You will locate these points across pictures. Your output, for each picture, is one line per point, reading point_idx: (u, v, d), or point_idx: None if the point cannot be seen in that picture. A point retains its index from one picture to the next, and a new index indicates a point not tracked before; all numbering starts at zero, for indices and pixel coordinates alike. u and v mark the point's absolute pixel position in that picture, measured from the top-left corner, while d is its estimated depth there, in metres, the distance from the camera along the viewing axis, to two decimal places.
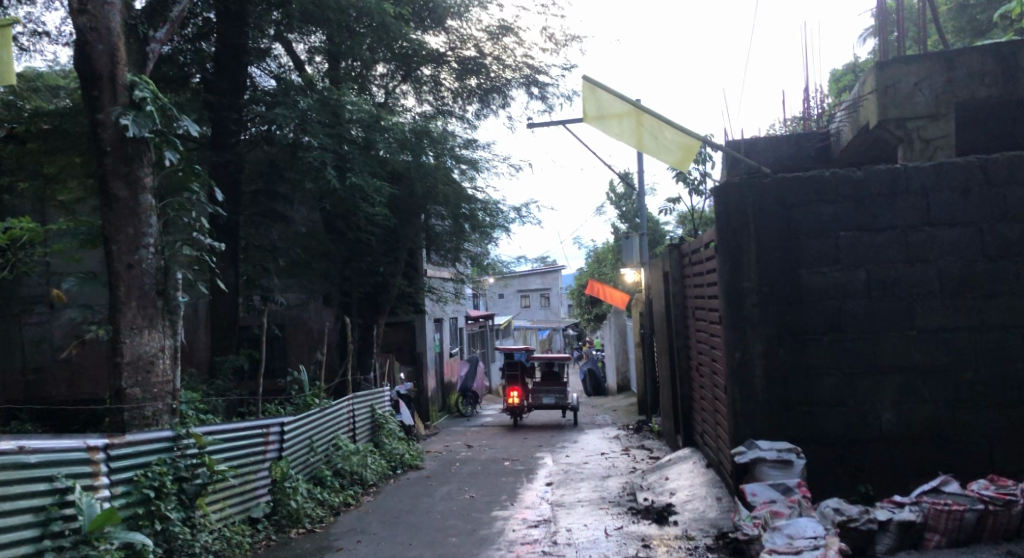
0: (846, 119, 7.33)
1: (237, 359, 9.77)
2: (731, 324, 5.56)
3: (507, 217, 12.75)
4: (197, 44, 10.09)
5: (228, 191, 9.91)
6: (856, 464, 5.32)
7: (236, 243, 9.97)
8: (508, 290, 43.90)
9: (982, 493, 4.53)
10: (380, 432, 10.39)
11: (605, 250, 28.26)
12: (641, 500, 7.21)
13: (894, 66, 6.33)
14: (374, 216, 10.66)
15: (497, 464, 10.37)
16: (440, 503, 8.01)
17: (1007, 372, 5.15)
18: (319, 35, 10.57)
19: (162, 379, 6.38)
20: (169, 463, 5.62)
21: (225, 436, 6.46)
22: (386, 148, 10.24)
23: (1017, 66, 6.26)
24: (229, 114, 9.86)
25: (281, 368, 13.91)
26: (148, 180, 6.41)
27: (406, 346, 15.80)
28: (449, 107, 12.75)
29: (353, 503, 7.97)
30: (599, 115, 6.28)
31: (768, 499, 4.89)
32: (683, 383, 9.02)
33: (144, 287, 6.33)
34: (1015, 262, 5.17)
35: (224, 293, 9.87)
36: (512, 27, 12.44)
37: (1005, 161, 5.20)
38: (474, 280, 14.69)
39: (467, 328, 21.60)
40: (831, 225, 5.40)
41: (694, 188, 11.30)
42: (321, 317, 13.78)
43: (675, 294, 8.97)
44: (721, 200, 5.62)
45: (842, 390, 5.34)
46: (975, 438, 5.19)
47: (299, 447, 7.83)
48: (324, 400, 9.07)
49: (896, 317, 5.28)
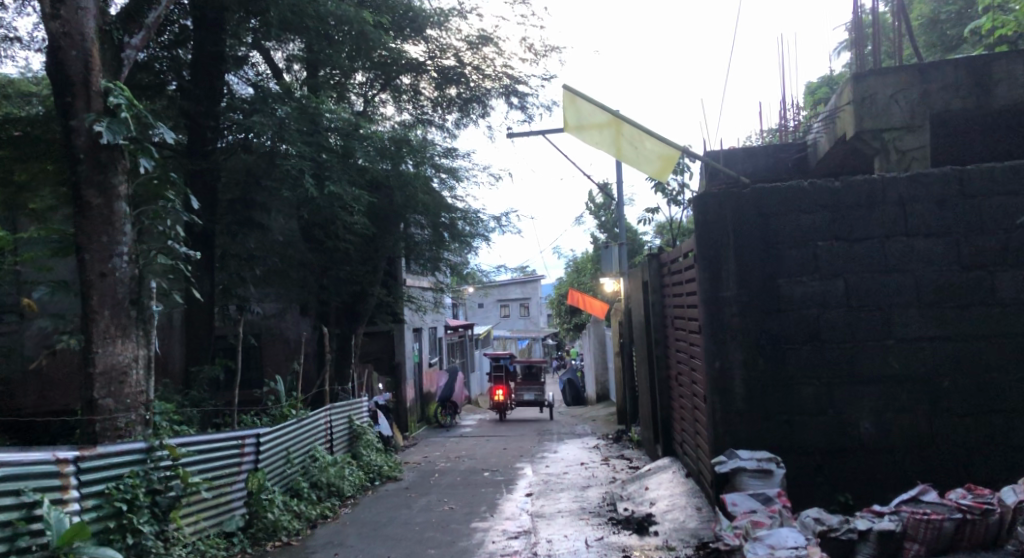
0: (823, 131, 7.38)
1: (212, 370, 9.65)
2: (711, 334, 5.56)
3: (486, 227, 12.74)
4: (174, 51, 10.01)
5: (204, 199, 9.81)
6: (836, 474, 5.32)
7: (212, 252, 9.85)
8: (487, 300, 43.82)
9: (961, 502, 4.53)
10: (357, 443, 10.29)
11: (584, 260, 28.34)
12: (621, 510, 7.19)
13: (870, 78, 6.39)
14: (353, 225, 10.59)
15: (475, 474, 10.29)
16: (418, 515, 7.94)
17: (983, 382, 5.18)
18: (297, 44, 10.62)
19: (136, 390, 6.28)
20: (142, 475, 5.51)
21: (200, 448, 6.35)
22: (365, 157, 10.17)
23: (991, 79, 6.33)
24: (205, 121, 9.76)
25: (257, 379, 13.77)
26: (122, 188, 6.32)
27: (384, 356, 15.71)
28: (429, 117, 12.82)
29: (330, 515, 7.87)
30: (578, 126, 6.32)
31: (749, 508, 4.87)
32: (662, 392, 9.01)
33: (117, 295, 6.23)
34: (990, 272, 5.20)
35: (200, 303, 9.75)
36: (491, 37, 12.45)
37: (980, 172, 5.24)
38: (453, 289, 14.63)
39: (446, 337, 21.51)
40: (809, 235, 5.42)
41: (673, 199, 11.34)
42: (298, 327, 13.64)
43: (654, 303, 8.98)
44: (701, 210, 5.62)
45: (822, 400, 5.35)
46: (953, 447, 5.21)
47: (275, 459, 7.72)
48: (301, 410, 8.96)
49: (874, 326, 5.31)
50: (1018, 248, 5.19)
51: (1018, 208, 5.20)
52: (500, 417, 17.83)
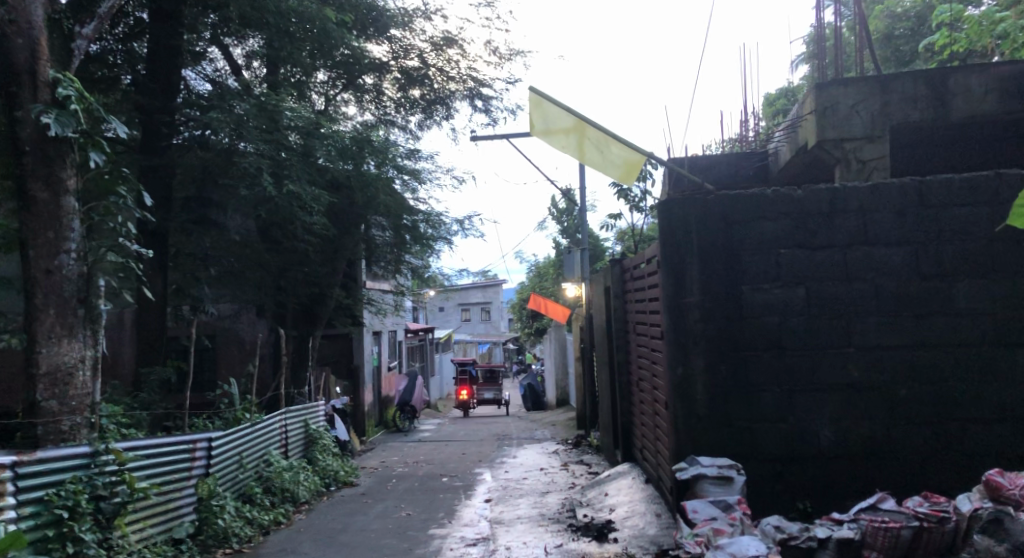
0: (784, 140, 7.41)
1: (163, 372, 9.38)
2: (673, 339, 5.53)
3: (449, 229, 12.64)
4: (128, 44, 9.74)
5: (158, 196, 9.53)
6: (796, 481, 5.32)
7: (166, 250, 9.60)
8: (448, 304, 43.56)
9: (918, 510, 4.51)
10: (313, 448, 10.08)
11: (546, 265, 28.36)
12: (581, 517, 7.12)
13: (833, 88, 6.41)
14: (312, 225, 10.39)
15: (434, 480, 10.15)
16: (375, 522, 7.78)
17: (940, 391, 5.21)
18: (257, 40, 10.35)
19: (82, 391, 6.05)
20: (86, 481, 5.29)
21: (148, 452, 6.14)
22: (326, 156, 10.02)
23: (949, 91, 6.40)
24: (160, 117, 9.50)
25: (211, 381, 13.46)
26: (71, 182, 6.10)
27: (343, 359, 15.48)
28: (392, 118, 12.67)
29: (283, 522, 7.67)
30: (544, 130, 6.25)
31: (709, 516, 4.83)
32: (623, 398, 8.99)
33: (64, 294, 5.99)
34: (948, 282, 5.23)
35: (153, 303, 9.49)
36: (456, 39, 12.35)
37: (939, 182, 5.27)
38: (414, 292, 14.47)
39: (406, 341, 21.29)
40: (772, 242, 5.41)
41: (635, 205, 11.34)
42: (254, 329, 13.36)
43: (617, 309, 8.95)
44: (665, 215, 5.59)
45: (782, 407, 5.34)
46: (910, 455, 5.24)
47: (227, 463, 7.51)
48: (255, 414, 8.74)
49: (835, 334, 5.31)
50: (975, 259, 5.21)
51: (976, 220, 5.22)
52: (463, 414, 19.46)
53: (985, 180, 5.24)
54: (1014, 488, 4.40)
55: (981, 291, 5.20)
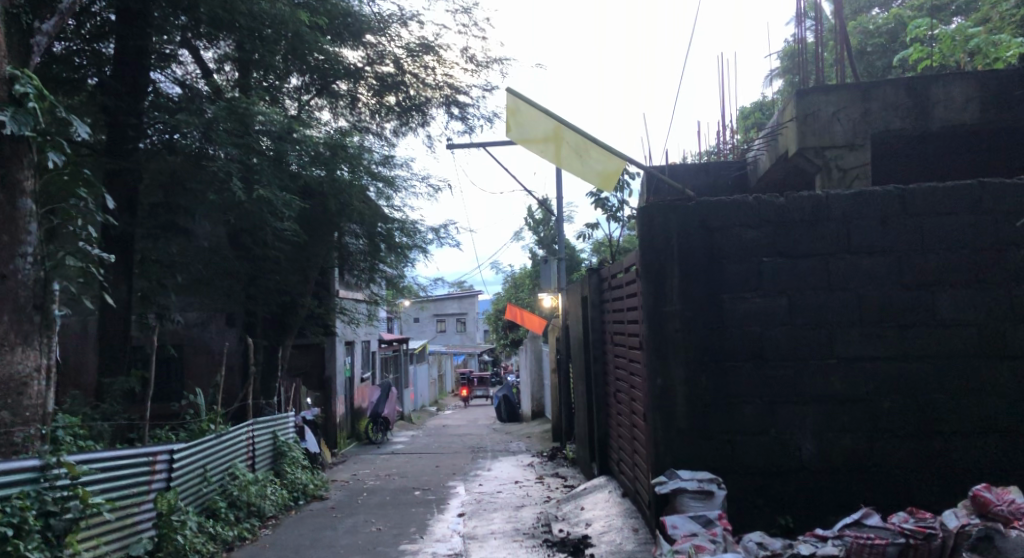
0: (764, 148, 7.32)
1: (126, 382, 9.03)
2: (653, 350, 5.38)
3: (424, 238, 12.45)
4: (95, 45, 9.42)
5: (121, 200, 9.20)
6: (777, 496, 5.18)
7: (131, 256, 9.28)
8: (423, 313, 43.18)
9: (904, 527, 4.37)
10: (281, 460, 9.78)
11: (522, 275, 28.28)
12: (556, 532, 6.94)
13: (814, 94, 6.31)
14: (283, 232, 10.12)
15: (406, 494, 9.91)
16: (343, 537, 7.54)
17: (922, 403, 5.10)
18: (229, 43, 10.05)
19: (38, 401, 5.78)
20: (34, 496, 5.01)
21: (104, 465, 5.86)
22: (297, 161, 9.78)
23: (930, 100, 6.33)
24: (127, 118, 9.16)
25: (176, 392, 13.11)
26: (29, 183, 5.84)
27: (315, 370, 15.17)
28: (367, 124, 12.47)
29: (248, 537, 7.43)
30: (522, 136, 6.02)
31: (689, 532, 4.66)
32: (600, 410, 8.83)
33: (19, 300, 5.72)
34: (932, 292, 5.12)
35: (116, 311, 9.18)
36: (432, 46, 12.19)
37: (923, 191, 5.17)
38: (388, 303, 14.25)
39: (380, 351, 21.00)
40: (754, 250, 5.29)
41: (613, 215, 11.23)
42: (222, 338, 13.03)
43: (594, 319, 8.79)
44: (645, 221, 5.45)
45: (764, 419, 5.20)
46: (894, 469, 5.11)
47: (190, 477, 7.23)
48: (221, 425, 8.44)
49: (818, 344, 5.18)
50: (958, 268, 5.11)
51: (960, 229, 5.12)
52: (465, 409, 27.13)
53: (969, 189, 5.13)
54: (1002, 504, 4.32)
55: (962, 302, 5.10)
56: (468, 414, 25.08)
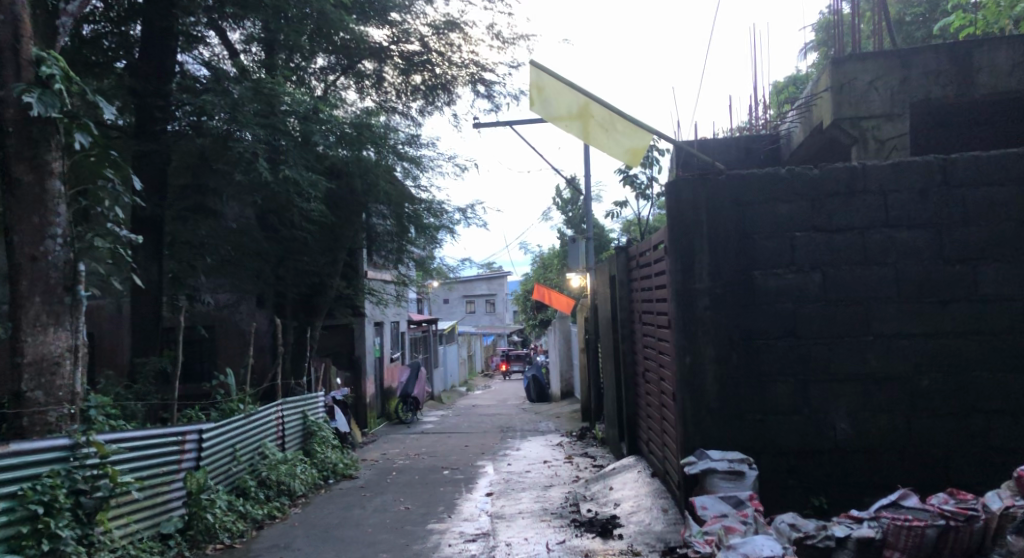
0: (798, 120, 7.12)
1: (158, 362, 9.09)
2: (682, 327, 5.27)
3: (452, 219, 12.37)
4: (124, 26, 9.43)
5: (150, 181, 9.23)
6: (811, 476, 5.06)
7: (160, 238, 9.32)
8: (452, 295, 43.38)
9: (944, 509, 4.24)
10: (311, 440, 9.82)
11: (551, 255, 28.21)
12: (584, 512, 6.89)
13: (849, 63, 6.12)
14: (309, 213, 10.10)
15: (434, 473, 9.91)
16: (372, 516, 7.55)
17: (962, 381, 4.93)
18: (256, 24, 10.00)
19: (71, 382, 5.81)
20: (64, 474, 5.05)
21: (134, 445, 5.89)
22: (324, 143, 9.65)
23: (972, 66, 6.09)
24: (154, 100, 9.17)
25: (208, 372, 13.24)
26: (57, 164, 5.83)
27: (344, 350, 15.26)
28: (392, 104, 12.38)
29: (278, 516, 7.47)
30: (548, 111, 5.87)
31: (719, 513, 4.56)
32: (628, 389, 8.73)
33: (50, 281, 5.75)
34: (975, 266, 4.94)
35: (146, 293, 9.25)
36: (458, 23, 12.00)
37: (965, 161, 4.97)
38: (417, 283, 14.22)
39: (409, 332, 21.08)
40: (786, 225, 5.14)
41: (641, 192, 11.07)
42: (253, 319, 13.11)
43: (621, 298, 8.68)
44: (674, 196, 5.31)
45: (797, 398, 5.08)
46: (933, 448, 4.97)
47: (220, 456, 7.27)
48: (250, 405, 8.48)
49: (853, 321, 5.04)
50: (1001, 241, 4.92)
51: (1004, 201, 4.93)
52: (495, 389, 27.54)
53: (1013, 158, 4.93)
54: None
55: (1005, 275, 4.91)
56: (497, 395, 25.14)
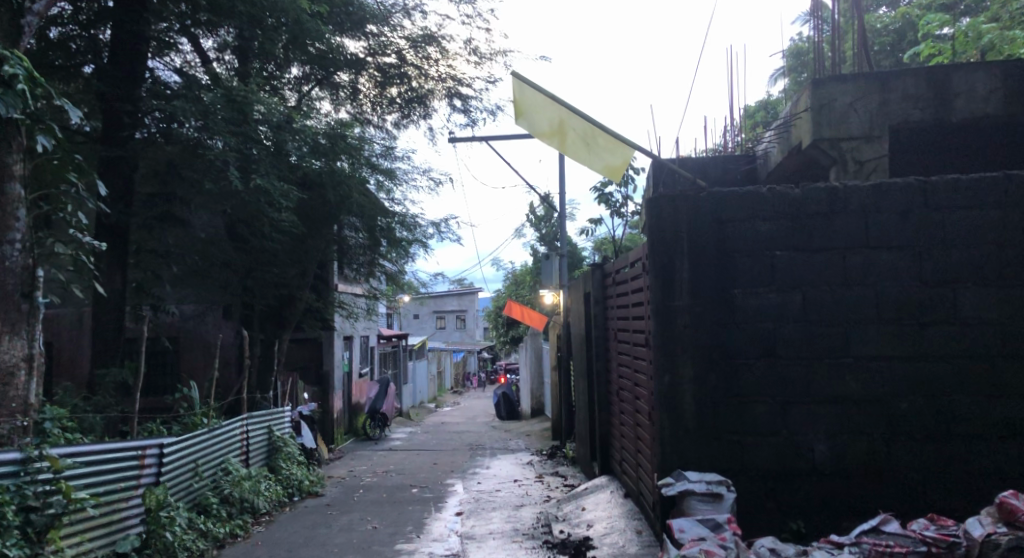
0: (776, 141, 7.10)
1: (119, 374, 8.79)
2: (660, 346, 5.18)
3: (425, 232, 12.25)
4: (93, 30, 9.11)
5: (116, 188, 8.97)
6: (789, 498, 4.98)
7: (126, 246, 9.06)
8: (424, 310, 43.10)
9: (925, 534, 4.20)
10: (276, 456, 9.56)
11: (524, 271, 28.16)
12: (557, 533, 6.75)
13: (829, 84, 6.11)
14: (280, 223, 9.90)
15: (403, 491, 9.72)
16: (339, 535, 7.33)
17: (941, 404, 4.89)
18: (230, 32, 9.84)
19: (25, 393, 5.56)
20: (13, 490, 4.82)
21: (90, 460, 5.65)
22: (297, 152, 9.55)
23: (951, 91, 6.12)
24: (122, 105, 8.92)
25: (171, 385, 12.91)
26: (18, 167, 5.62)
27: (312, 365, 15.01)
28: (367, 116, 12.31)
29: (240, 535, 7.23)
30: (528, 122, 5.77)
31: (697, 536, 4.45)
32: (601, 408, 8.63)
33: (6, 288, 5.53)
34: (954, 289, 4.92)
35: (109, 302, 8.97)
36: (435, 37, 11.92)
37: (945, 184, 4.96)
38: (388, 298, 14.03)
39: (379, 347, 20.83)
40: (767, 244, 5.08)
41: (616, 211, 11.03)
42: (219, 331, 12.83)
43: (597, 315, 8.58)
44: (654, 212, 5.24)
45: (776, 419, 5.00)
46: (914, 471, 4.91)
47: (180, 472, 7.02)
48: (214, 419, 8.22)
49: (832, 342, 4.98)
50: (980, 265, 4.91)
51: (984, 224, 4.92)
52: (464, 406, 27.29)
53: (994, 182, 4.93)
54: None
55: (985, 299, 4.89)
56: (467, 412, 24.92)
